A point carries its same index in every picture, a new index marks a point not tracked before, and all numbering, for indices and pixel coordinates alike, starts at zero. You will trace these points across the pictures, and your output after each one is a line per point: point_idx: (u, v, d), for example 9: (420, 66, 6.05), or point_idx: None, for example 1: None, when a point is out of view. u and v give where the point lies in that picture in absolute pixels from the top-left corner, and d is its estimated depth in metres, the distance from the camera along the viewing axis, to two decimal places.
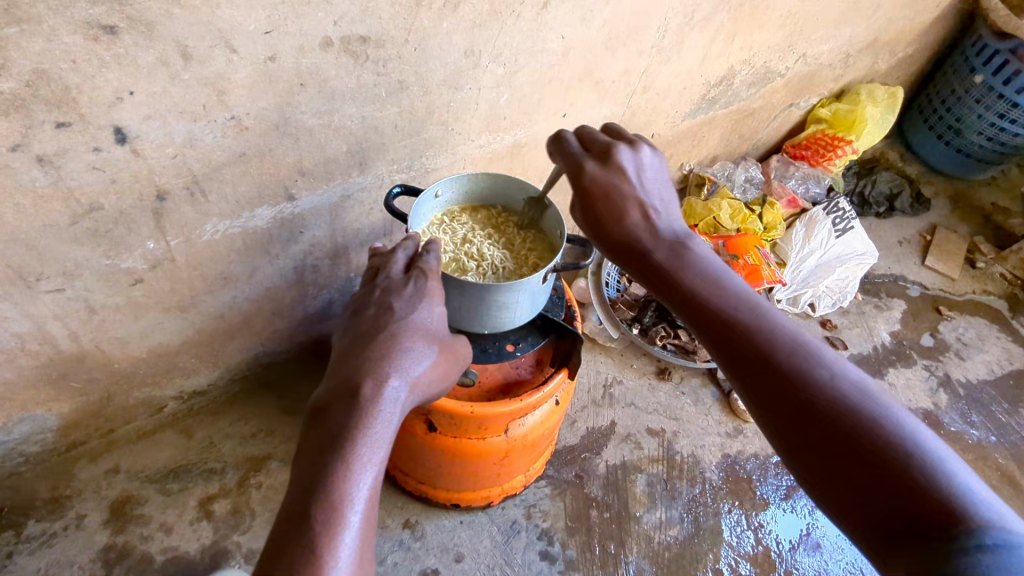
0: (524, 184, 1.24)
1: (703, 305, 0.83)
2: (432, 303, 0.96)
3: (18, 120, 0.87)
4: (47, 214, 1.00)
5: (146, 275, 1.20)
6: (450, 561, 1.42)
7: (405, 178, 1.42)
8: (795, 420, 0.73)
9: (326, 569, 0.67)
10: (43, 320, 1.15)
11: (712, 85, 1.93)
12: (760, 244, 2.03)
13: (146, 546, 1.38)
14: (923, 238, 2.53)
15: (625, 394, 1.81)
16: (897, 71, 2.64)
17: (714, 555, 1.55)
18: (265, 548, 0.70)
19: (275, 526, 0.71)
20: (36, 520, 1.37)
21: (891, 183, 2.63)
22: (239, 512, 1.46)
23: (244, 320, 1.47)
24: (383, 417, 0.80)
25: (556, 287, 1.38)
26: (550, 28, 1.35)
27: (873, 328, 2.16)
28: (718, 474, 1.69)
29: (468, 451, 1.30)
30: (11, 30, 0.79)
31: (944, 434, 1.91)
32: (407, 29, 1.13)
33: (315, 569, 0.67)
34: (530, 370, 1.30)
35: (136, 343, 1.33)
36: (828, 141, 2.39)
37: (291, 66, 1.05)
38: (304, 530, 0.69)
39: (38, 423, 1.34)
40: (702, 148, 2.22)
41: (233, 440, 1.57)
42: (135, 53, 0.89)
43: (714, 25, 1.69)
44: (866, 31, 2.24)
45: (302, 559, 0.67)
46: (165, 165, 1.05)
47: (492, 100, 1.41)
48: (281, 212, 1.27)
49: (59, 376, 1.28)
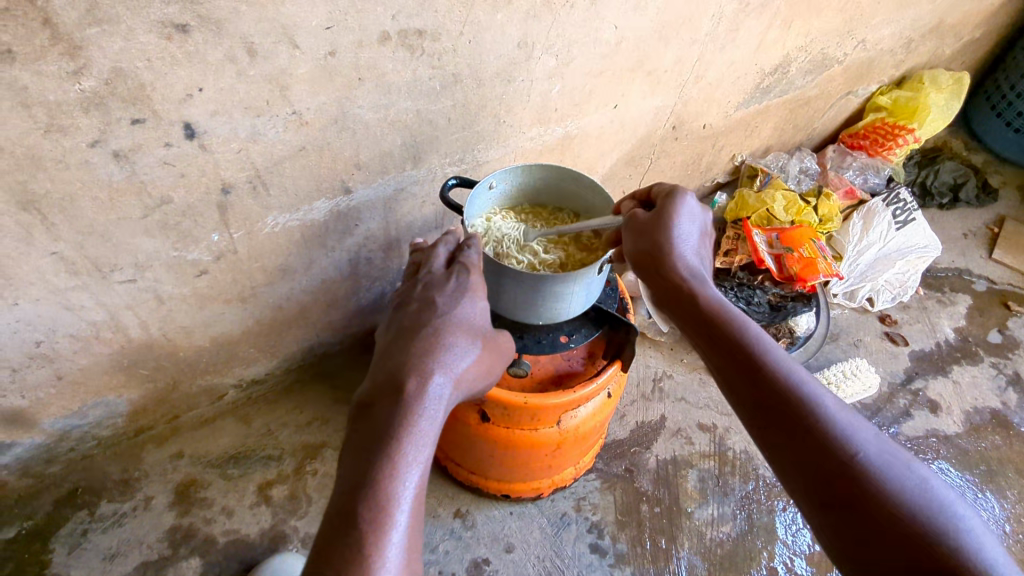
0: (578, 176, 1.22)
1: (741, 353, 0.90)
2: (475, 298, 0.98)
3: (98, 117, 0.92)
4: (122, 207, 1.05)
5: (210, 266, 1.25)
6: (500, 551, 1.43)
7: (457, 170, 1.43)
8: (824, 472, 0.79)
9: (375, 568, 0.66)
10: (117, 309, 1.20)
11: (767, 74, 1.89)
12: (817, 237, 1.97)
13: (209, 528, 1.43)
14: (990, 230, 2.42)
15: (675, 388, 1.79)
16: (962, 55, 2.53)
17: (768, 552, 1.51)
18: (311, 549, 0.70)
19: (322, 526, 0.71)
20: (108, 500, 1.44)
21: (955, 173, 2.52)
22: (296, 497, 1.50)
23: (301, 312, 1.52)
24: (427, 415, 0.81)
25: (610, 279, 1.37)
26: (604, 17, 1.34)
27: (936, 323, 2.08)
28: (773, 471, 1.66)
29: (520, 442, 1.30)
30: (93, 30, 0.83)
31: (1013, 435, 1.82)
32: (462, 21, 1.14)
33: (364, 568, 0.66)
34: (583, 362, 1.30)
35: (200, 333, 1.38)
36: (887, 129, 2.31)
37: (351, 60, 1.07)
38: (350, 530, 0.69)
39: (110, 408, 1.41)
40: (756, 138, 2.17)
41: (290, 428, 1.61)
42: (205, 51, 0.93)
43: (770, 11, 1.65)
44: (929, 14, 2.15)
45: (349, 560, 0.66)
46: (230, 160, 1.08)
47: (544, 92, 1.41)
48: (338, 205, 1.30)
49: (130, 363, 1.34)
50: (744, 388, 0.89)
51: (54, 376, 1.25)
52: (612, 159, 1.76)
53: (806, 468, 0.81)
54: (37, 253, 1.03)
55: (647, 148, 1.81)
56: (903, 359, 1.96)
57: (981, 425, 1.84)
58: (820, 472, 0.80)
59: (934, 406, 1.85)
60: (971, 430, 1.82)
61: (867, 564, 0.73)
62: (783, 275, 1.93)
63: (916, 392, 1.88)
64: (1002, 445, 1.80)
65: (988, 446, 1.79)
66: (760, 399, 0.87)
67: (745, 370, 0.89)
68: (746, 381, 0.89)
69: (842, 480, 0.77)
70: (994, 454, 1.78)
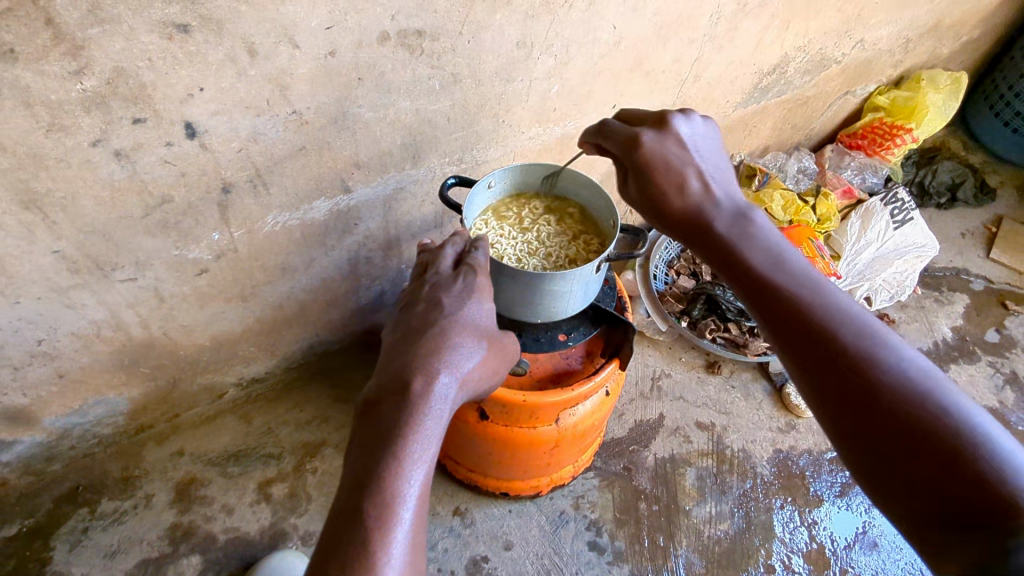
0: (578, 175, 1.25)
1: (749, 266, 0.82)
2: (481, 299, 0.98)
3: (100, 117, 0.92)
4: (123, 207, 1.05)
5: (211, 265, 1.25)
6: (499, 549, 1.44)
7: (457, 170, 1.44)
8: (839, 386, 0.70)
9: (380, 566, 0.67)
10: (118, 307, 1.21)
11: (766, 74, 1.90)
12: (815, 236, 1.98)
13: (209, 526, 1.44)
14: (988, 230, 2.43)
15: (674, 387, 1.80)
16: (961, 55, 2.54)
17: (766, 550, 1.52)
18: (316, 546, 0.70)
19: (327, 524, 0.72)
20: (108, 498, 1.44)
21: (954, 172, 2.53)
22: (296, 495, 1.51)
23: (301, 311, 1.52)
24: (433, 414, 0.81)
25: (608, 278, 1.38)
26: (603, 17, 1.35)
27: (934, 323, 2.09)
28: (770, 470, 1.66)
29: (519, 440, 1.31)
30: (95, 31, 0.84)
31: (1010, 433, 1.83)
32: (461, 22, 1.15)
33: (370, 566, 0.67)
34: (581, 360, 1.31)
35: (201, 331, 1.39)
36: (886, 129, 2.32)
37: (350, 61, 1.08)
38: (356, 528, 0.70)
39: (111, 406, 1.41)
40: (754, 138, 2.18)
41: (290, 426, 1.62)
42: (206, 51, 0.93)
43: (769, 11, 1.66)
44: (927, 15, 2.16)
45: (355, 557, 0.67)
46: (231, 160, 1.09)
47: (543, 92, 1.42)
48: (338, 204, 1.31)
49: (131, 361, 1.34)
50: (759, 309, 0.79)
51: (55, 375, 1.26)
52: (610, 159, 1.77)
53: (817, 383, 0.72)
54: (39, 251, 1.04)
55: None
56: None
57: None
58: (836, 388, 0.70)
59: None
60: None
61: (892, 482, 0.64)
62: None
63: None
64: None
65: None
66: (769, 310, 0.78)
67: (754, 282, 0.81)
68: (756, 295, 0.80)
69: (862, 393, 0.68)
70: None
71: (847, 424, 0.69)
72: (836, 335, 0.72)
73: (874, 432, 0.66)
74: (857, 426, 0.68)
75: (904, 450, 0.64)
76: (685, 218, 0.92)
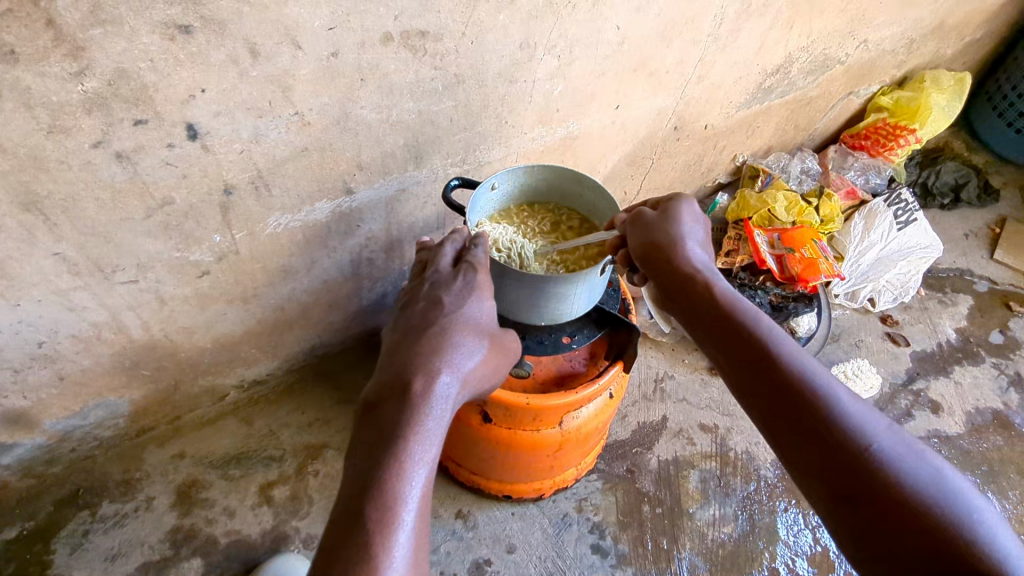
0: (581, 177, 1.23)
1: (745, 347, 0.91)
2: (481, 297, 0.98)
3: (101, 118, 0.92)
4: (124, 209, 1.05)
5: (212, 267, 1.25)
6: (502, 552, 1.43)
7: (459, 171, 1.43)
8: (831, 464, 0.78)
9: (383, 567, 0.66)
10: (119, 310, 1.20)
11: (769, 74, 1.89)
12: (819, 237, 1.98)
13: (211, 529, 1.43)
14: (991, 231, 2.42)
15: (677, 389, 1.79)
16: (964, 55, 2.53)
17: (770, 553, 1.51)
18: (317, 549, 0.69)
19: (328, 527, 0.70)
20: (109, 501, 1.43)
21: (957, 173, 2.52)
22: (298, 498, 1.50)
23: (302, 312, 1.51)
24: (434, 415, 0.81)
25: (612, 280, 1.37)
26: (606, 18, 1.34)
27: (937, 324, 2.08)
28: (774, 472, 1.66)
29: (522, 443, 1.30)
30: (96, 31, 0.83)
31: (1014, 435, 1.83)
32: (464, 22, 1.15)
33: (372, 568, 0.65)
34: (584, 362, 1.30)
35: (202, 333, 1.38)
36: (889, 130, 2.32)
37: (353, 61, 1.07)
38: (357, 530, 0.69)
39: (111, 409, 1.41)
40: (757, 139, 2.17)
41: (292, 429, 1.61)
42: (207, 52, 0.93)
43: (771, 12, 1.65)
44: (931, 15, 2.15)
45: (356, 559, 0.66)
46: (232, 160, 1.08)
47: (546, 93, 1.41)
48: (340, 205, 1.30)
49: (132, 364, 1.34)
50: (755, 387, 0.88)
51: (55, 377, 1.25)
52: (613, 161, 1.76)
53: (812, 460, 0.81)
54: (40, 253, 1.03)
55: (649, 149, 1.82)
56: (904, 360, 1.96)
57: (983, 426, 1.84)
58: (829, 465, 0.79)
59: (935, 406, 1.85)
60: (972, 431, 1.82)
61: (878, 553, 0.73)
62: (784, 276, 1.92)
63: (918, 393, 1.88)
64: (1004, 446, 1.80)
65: (990, 446, 1.79)
66: (765, 391, 0.87)
67: (750, 360, 0.90)
68: (753, 375, 0.89)
69: (851, 468, 0.77)
70: (995, 454, 1.78)
71: (841, 498, 0.77)
72: (825, 414, 0.81)
73: (860, 503, 0.75)
74: (848, 501, 0.76)
75: (888, 522, 0.72)
76: (688, 295, 1.02)
